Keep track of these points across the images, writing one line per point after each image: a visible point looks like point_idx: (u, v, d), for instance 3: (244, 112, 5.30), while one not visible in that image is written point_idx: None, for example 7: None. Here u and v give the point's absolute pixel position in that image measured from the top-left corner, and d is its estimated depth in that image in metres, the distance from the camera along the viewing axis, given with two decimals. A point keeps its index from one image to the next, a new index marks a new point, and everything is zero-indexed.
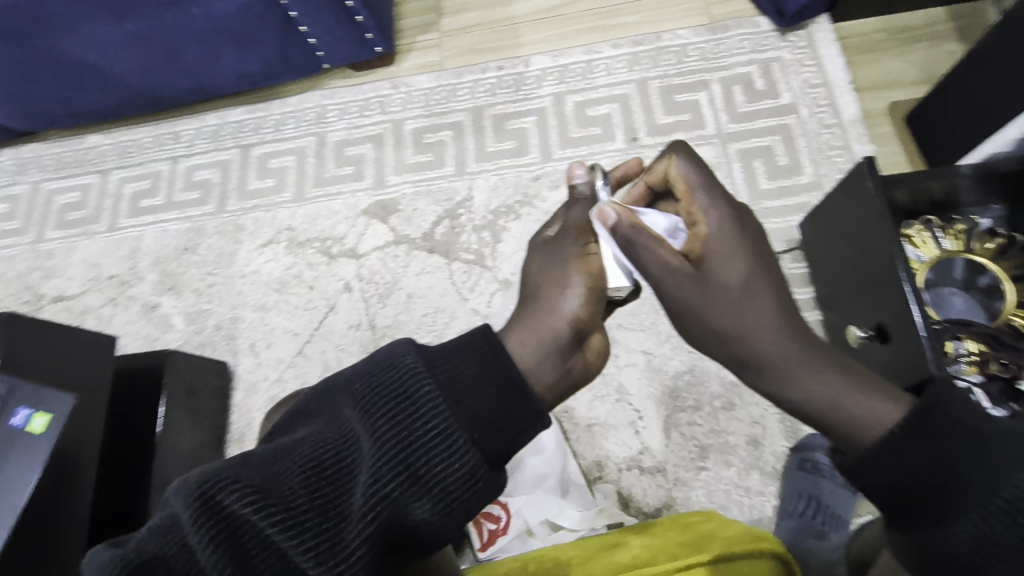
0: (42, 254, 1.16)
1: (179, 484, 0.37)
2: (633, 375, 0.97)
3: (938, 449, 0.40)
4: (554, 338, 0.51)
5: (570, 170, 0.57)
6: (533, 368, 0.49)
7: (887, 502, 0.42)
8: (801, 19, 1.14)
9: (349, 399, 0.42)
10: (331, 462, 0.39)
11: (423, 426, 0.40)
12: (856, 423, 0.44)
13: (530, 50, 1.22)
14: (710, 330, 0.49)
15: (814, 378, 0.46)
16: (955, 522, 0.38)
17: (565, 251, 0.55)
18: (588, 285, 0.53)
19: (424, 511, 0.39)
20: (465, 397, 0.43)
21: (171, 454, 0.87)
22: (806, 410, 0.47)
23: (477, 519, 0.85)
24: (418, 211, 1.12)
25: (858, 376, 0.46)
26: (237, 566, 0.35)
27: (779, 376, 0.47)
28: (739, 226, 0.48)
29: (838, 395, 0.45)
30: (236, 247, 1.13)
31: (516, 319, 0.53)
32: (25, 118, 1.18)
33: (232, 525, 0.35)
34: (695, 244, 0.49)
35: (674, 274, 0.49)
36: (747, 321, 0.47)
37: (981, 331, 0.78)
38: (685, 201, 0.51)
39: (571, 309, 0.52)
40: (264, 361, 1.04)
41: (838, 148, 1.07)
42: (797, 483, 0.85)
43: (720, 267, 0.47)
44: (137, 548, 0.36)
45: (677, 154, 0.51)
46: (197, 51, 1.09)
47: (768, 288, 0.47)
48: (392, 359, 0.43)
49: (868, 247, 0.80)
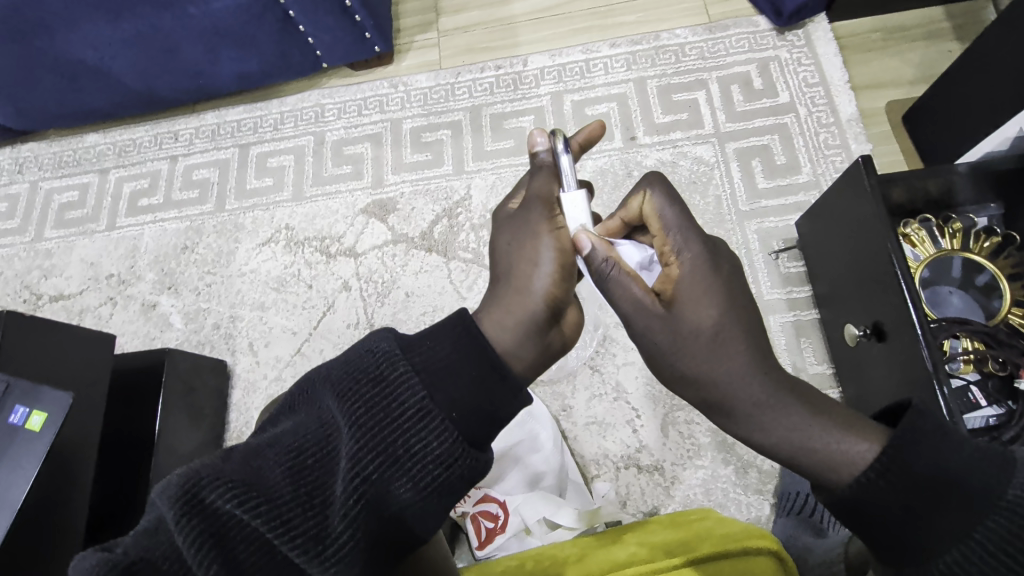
0: (41, 253, 1.16)
1: (162, 486, 0.37)
2: (631, 373, 0.97)
3: (917, 478, 0.38)
4: (528, 314, 0.50)
5: (533, 136, 0.56)
6: (511, 348, 0.49)
7: (873, 536, 0.41)
8: (799, 18, 1.14)
9: (326, 386, 0.42)
10: (312, 450, 0.39)
11: (400, 410, 0.41)
12: (825, 466, 0.42)
13: (528, 50, 1.22)
14: (678, 369, 0.48)
15: (784, 420, 0.44)
16: (943, 556, 0.38)
17: (531, 222, 0.54)
18: (558, 261, 0.52)
19: (405, 492, 0.40)
20: (442, 377, 0.43)
21: (169, 453, 0.87)
22: (780, 452, 0.45)
23: (474, 517, 0.85)
24: (416, 210, 1.12)
25: (831, 413, 0.44)
26: (227, 561, 0.35)
27: (747, 418, 0.46)
28: (710, 266, 0.49)
29: (804, 438, 0.43)
30: (234, 246, 1.13)
31: (489, 298, 0.52)
32: (24, 118, 1.18)
33: (217, 521, 0.35)
34: (667, 284, 0.50)
35: (644, 309, 0.49)
36: (713, 364, 0.47)
37: (979, 329, 0.77)
38: (658, 239, 0.53)
39: (541, 286, 0.51)
40: (262, 360, 1.04)
41: (834, 147, 1.07)
42: (792, 481, 0.86)
43: (687, 305, 0.48)
44: (124, 552, 0.35)
45: (650, 189, 0.52)
46: (195, 51, 1.09)
47: (741, 330, 0.47)
48: (368, 347, 0.43)
49: (862, 243, 0.80)
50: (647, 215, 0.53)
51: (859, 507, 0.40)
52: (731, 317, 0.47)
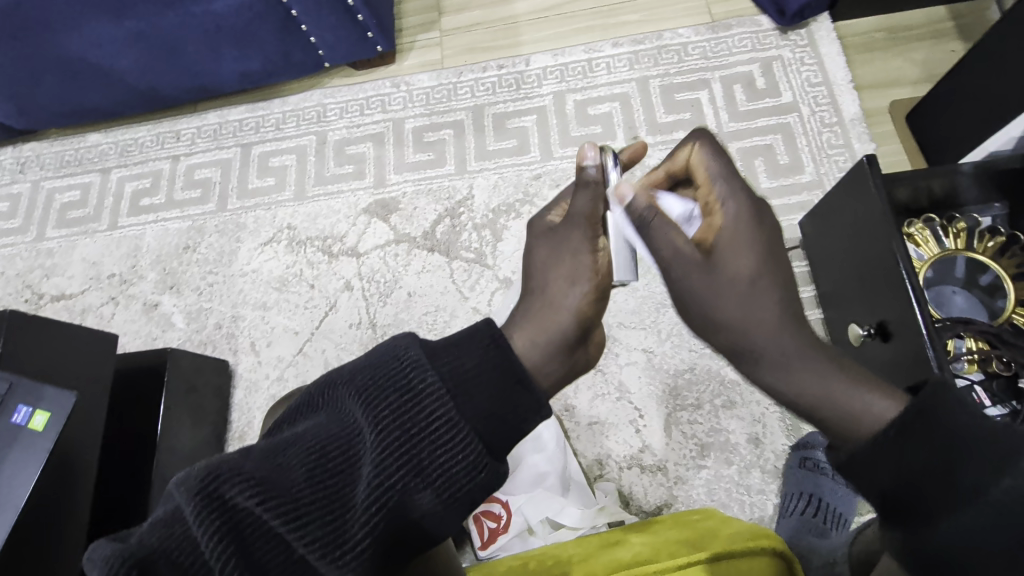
0: (42, 253, 1.16)
1: (181, 477, 0.36)
2: (634, 373, 0.97)
3: (931, 441, 0.41)
4: (561, 333, 0.51)
5: (583, 150, 0.56)
6: (539, 363, 0.49)
7: (884, 497, 0.43)
8: (802, 18, 1.14)
9: (351, 389, 0.42)
10: (335, 453, 0.39)
11: (426, 419, 0.41)
12: (847, 419, 0.46)
13: (529, 50, 1.22)
14: (709, 320, 0.51)
15: (810, 369, 0.49)
16: (943, 515, 0.40)
17: (573, 239, 0.54)
18: (593, 283, 0.53)
19: (426, 502, 0.40)
20: (468, 390, 0.43)
21: (172, 453, 0.87)
22: (801, 400, 0.49)
23: (477, 518, 0.86)
24: (418, 210, 1.12)
25: (849, 371, 0.49)
26: (241, 557, 0.35)
27: (772, 364, 0.50)
28: (755, 221, 0.51)
29: (830, 388, 0.48)
30: (236, 246, 1.13)
31: (521, 312, 0.53)
32: (26, 117, 1.18)
33: (236, 518, 0.35)
34: (708, 235, 0.53)
35: (686, 258, 0.51)
36: (750, 313, 0.50)
37: (985, 329, 0.76)
38: (704, 190, 0.55)
39: (574, 304, 0.52)
40: (264, 359, 1.04)
41: (837, 147, 1.07)
42: (797, 481, 0.86)
43: (729, 256, 0.50)
44: (140, 542, 0.35)
45: (702, 143, 0.55)
46: (197, 50, 1.09)
47: (776, 287, 0.50)
48: (394, 351, 0.43)
49: (867, 242, 0.80)
50: (694, 169, 0.55)
51: (862, 466, 0.44)
52: (772, 273, 0.50)
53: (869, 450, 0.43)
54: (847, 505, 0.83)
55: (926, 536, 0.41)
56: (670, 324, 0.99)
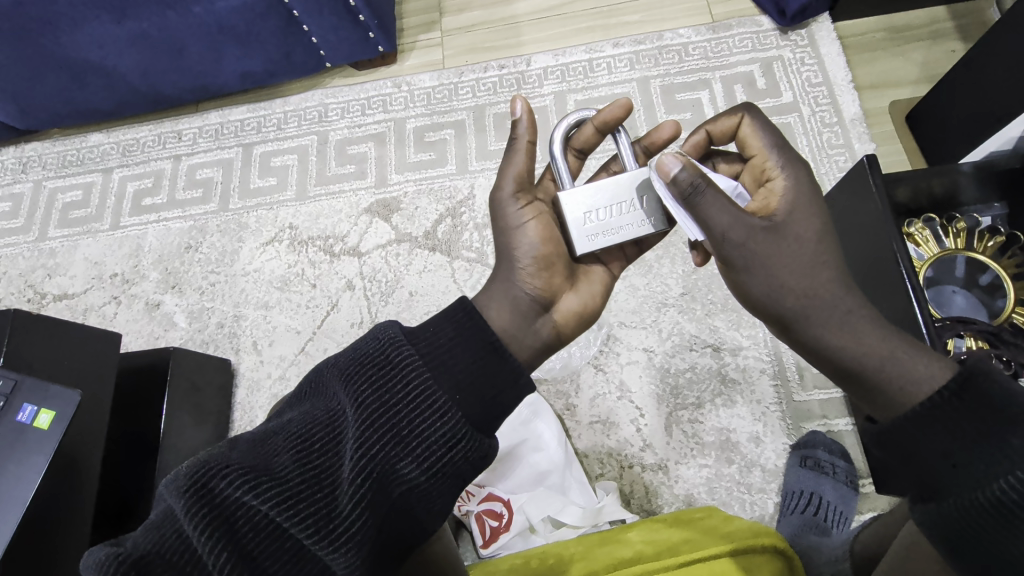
0: (44, 253, 1.16)
1: (171, 477, 0.37)
2: (635, 373, 0.97)
3: (980, 405, 0.42)
4: (514, 304, 0.55)
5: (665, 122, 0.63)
6: (504, 328, 0.53)
7: (922, 474, 0.44)
8: (803, 18, 1.14)
9: (335, 374, 0.44)
10: (320, 435, 0.40)
11: (404, 390, 0.42)
12: (910, 383, 0.47)
13: (531, 50, 1.22)
14: (772, 282, 0.52)
15: (862, 333, 0.50)
16: (994, 482, 0.39)
17: (504, 213, 0.57)
18: (533, 256, 0.56)
19: (409, 472, 0.41)
20: (447, 362, 0.45)
21: (173, 452, 0.87)
22: (856, 367, 0.50)
23: (478, 517, 0.85)
24: (420, 209, 1.12)
25: (900, 336, 0.50)
26: (234, 548, 0.35)
27: (837, 327, 0.51)
28: (810, 185, 0.54)
29: (893, 350, 0.49)
30: (238, 246, 1.13)
31: (489, 285, 0.57)
32: (28, 118, 1.18)
33: (226, 510, 0.36)
34: (769, 200, 0.55)
35: (750, 229, 0.52)
36: (812, 279, 0.51)
37: (983, 328, 0.77)
38: (757, 159, 0.57)
39: (522, 282, 0.56)
40: (266, 359, 1.05)
41: (838, 147, 1.07)
42: (797, 478, 0.87)
43: (790, 221, 0.53)
44: (134, 546, 0.35)
45: (750, 114, 0.57)
46: (199, 50, 1.09)
47: (829, 252, 0.52)
48: (374, 334, 0.45)
49: (866, 239, 0.80)
50: (742, 137, 0.58)
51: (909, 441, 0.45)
52: (831, 236, 0.53)
53: (919, 417, 0.44)
54: (847, 504, 0.86)
55: (971, 505, 0.40)
56: (671, 324, 0.99)
